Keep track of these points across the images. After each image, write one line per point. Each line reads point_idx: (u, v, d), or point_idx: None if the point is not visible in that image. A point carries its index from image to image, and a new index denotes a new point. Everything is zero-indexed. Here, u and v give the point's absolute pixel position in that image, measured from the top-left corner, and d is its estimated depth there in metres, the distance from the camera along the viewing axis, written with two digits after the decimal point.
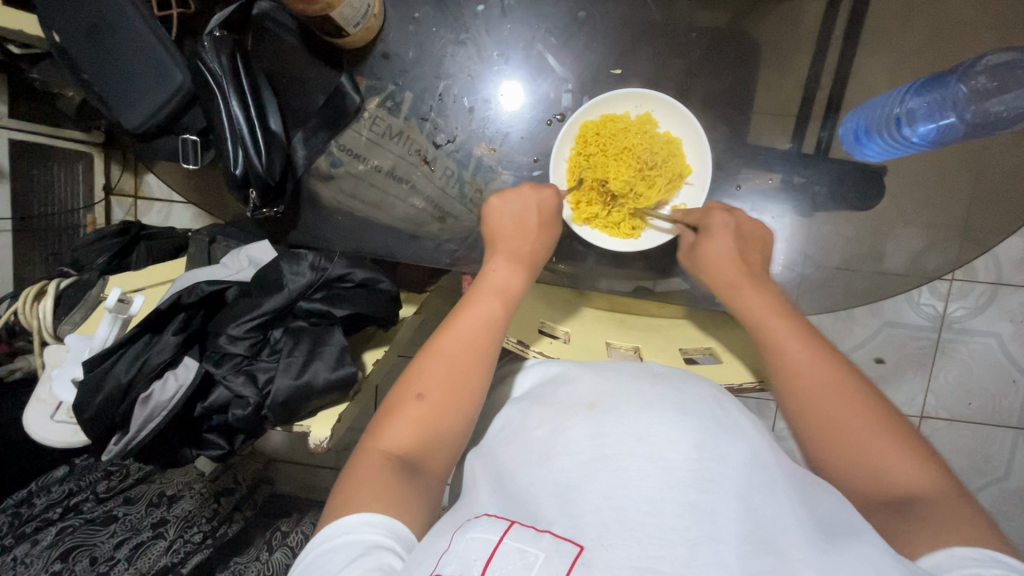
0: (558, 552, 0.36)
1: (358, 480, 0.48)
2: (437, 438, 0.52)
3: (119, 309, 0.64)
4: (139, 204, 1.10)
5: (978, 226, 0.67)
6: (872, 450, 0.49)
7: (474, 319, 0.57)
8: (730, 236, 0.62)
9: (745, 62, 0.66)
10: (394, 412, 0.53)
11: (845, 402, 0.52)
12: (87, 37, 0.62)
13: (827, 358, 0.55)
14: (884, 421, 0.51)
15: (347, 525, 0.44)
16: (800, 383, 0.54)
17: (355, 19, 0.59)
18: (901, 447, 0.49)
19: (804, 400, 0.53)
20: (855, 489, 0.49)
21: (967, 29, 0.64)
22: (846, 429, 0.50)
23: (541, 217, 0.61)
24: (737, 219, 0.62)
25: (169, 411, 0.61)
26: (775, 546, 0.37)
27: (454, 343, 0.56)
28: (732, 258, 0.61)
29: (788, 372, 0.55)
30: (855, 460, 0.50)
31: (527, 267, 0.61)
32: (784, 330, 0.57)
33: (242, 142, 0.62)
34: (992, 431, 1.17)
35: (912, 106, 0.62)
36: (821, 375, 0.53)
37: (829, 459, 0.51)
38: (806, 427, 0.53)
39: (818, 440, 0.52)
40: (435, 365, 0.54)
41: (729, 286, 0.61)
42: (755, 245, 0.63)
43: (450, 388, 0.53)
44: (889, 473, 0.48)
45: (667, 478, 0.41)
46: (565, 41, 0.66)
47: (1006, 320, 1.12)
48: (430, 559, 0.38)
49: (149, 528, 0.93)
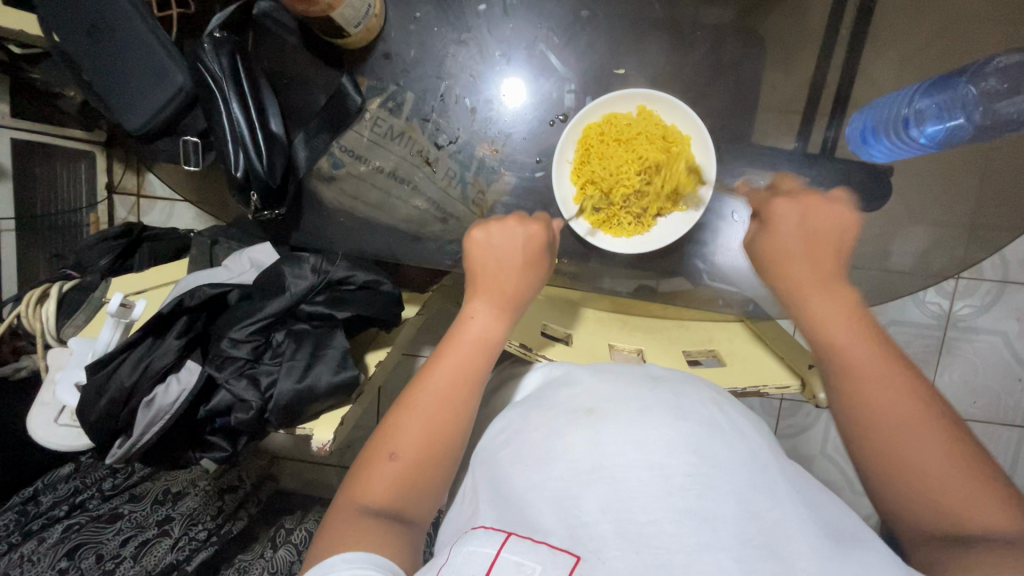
0: (555, 563, 0.36)
1: (338, 528, 0.47)
2: (413, 493, 0.51)
3: (121, 313, 0.65)
4: (141, 202, 1.10)
5: (985, 226, 0.67)
6: (940, 479, 0.45)
7: (451, 371, 0.55)
8: (792, 231, 0.57)
9: (749, 61, 0.65)
10: (370, 466, 0.51)
11: (914, 426, 0.47)
12: (88, 37, 0.61)
13: (898, 376, 0.50)
14: (956, 449, 0.46)
15: (323, 567, 0.43)
16: (871, 400, 0.49)
17: (355, 20, 0.59)
18: (974, 482, 0.45)
19: (868, 419, 0.49)
20: (918, 519, 0.46)
21: (976, 26, 0.64)
22: (913, 456, 0.47)
23: (522, 258, 0.59)
24: (802, 207, 0.57)
25: (172, 414, 0.61)
26: (775, 551, 0.37)
27: (430, 396, 0.54)
28: (801, 255, 0.56)
29: (854, 390, 0.51)
30: (920, 489, 0.46)
31: (508, 312, 0.58)
32: (853, 340, 0.52)
33: (242, 144, 0.62)
34: (996, 429, 1.17)
35: (920, 106, 0.61)
36: (889, 393, 0.49)
37: (892, 483, 0.48)
38: (869, 450, 0.49)
39: (881, 465, 0.48)
40: (409, 419, 0.53)
41: (792, 290, 0.56)
42: (822, 245, 0.56)
43: (426, 445, 0.52)
44: (956, 506, 0.44)
45: (665, 486, 0.40)
46: (568, 39, 0.65)
47: (1013, 318, 1.11)
48: (431, 570, 0.39)
49: (155, 525, 0.94)
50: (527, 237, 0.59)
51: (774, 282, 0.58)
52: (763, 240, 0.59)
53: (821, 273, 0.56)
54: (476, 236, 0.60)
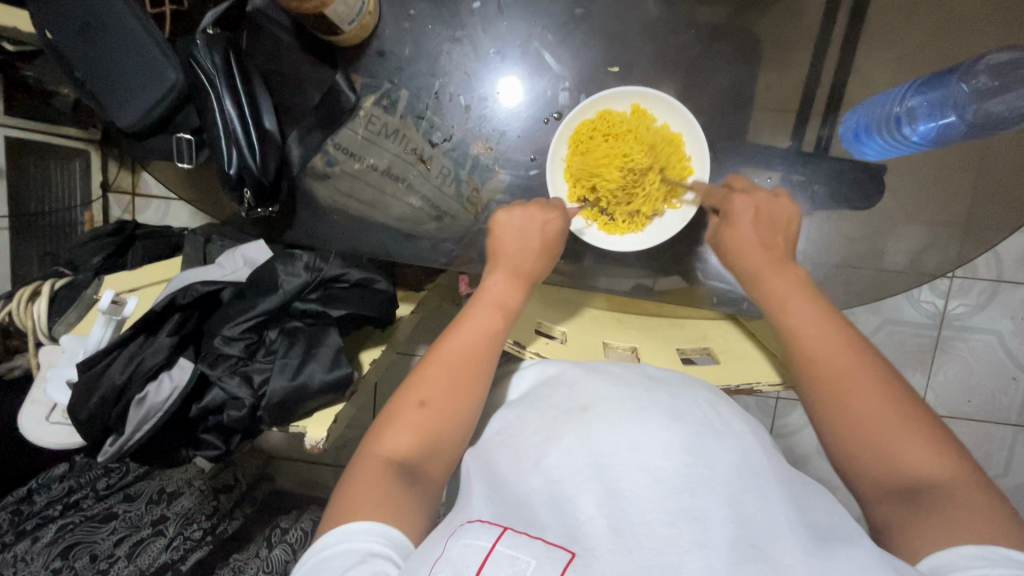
0: (550, 558, 0.36)
1: (358, 487, 0.48)
2: (434, 451, 0.51)
3: (113, 310, 0.63)
4: (137, 201, 1.08)
5: (980, 225, 0.67)
6: (894, 442, 0.47)
7: (474, 331, 0.56)
8: (748, 220, 0.58)
9: (744, 60, 0.65)
10: (394, 417, 0.52)
11: (867, 390, 0.49)
12: (80, 35, 0.61)
13: (850, 343, 0.52)
14: (907, 411, 0.48)
15: (341, 534, 0.45)
16: (823, 369, 0.51)
17: (349, 17, 0.59)
18: (923, 440, 0.47)
19: (823, 386, 0.51)
20: (871, 478, 0.48)
21: (970, 25, 0.64)
22: (868, 419, 0.48)
23: (543, 240, 0.59)
24: (757, 201, 0.58)
25: (164, 411, 0.61)
26: (765, 552, 0.37)
27: (452, 353, 0.55)
28: (754, 243, 0.58)
29: (809, 359, 0.52)
30: (874, 451, 0.48)
31: (526, 283, 0.60)
32: (806, 312, 0.54)
33: (235, 142, 0.61)
34: (991, 427, 1.17)
35: (912, 104, 0.61)
36: (842, 360, 0.51)
37: (843, 447, 0.49)
38: (826, 415, 0.50)
39: (835, 429, 0.50)
40: (433, 374, 0.54)
41: (749, 271, 0.58)
42: (777, 230, 0.59)
43: (451, 400, 0.53)
44: (907, 465, 0.46)
45: (660, 487, 0.40)
46: (562, 38, 0.65)
47: (1007, 317, 1.11)
48: (425, 564, 0.38)
49: (149, 524, 0.93)
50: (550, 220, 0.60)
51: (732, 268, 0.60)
52: (721, 231, 0.60)
53: (775, 258, 0.58)
54: (500, 218, 0.60)
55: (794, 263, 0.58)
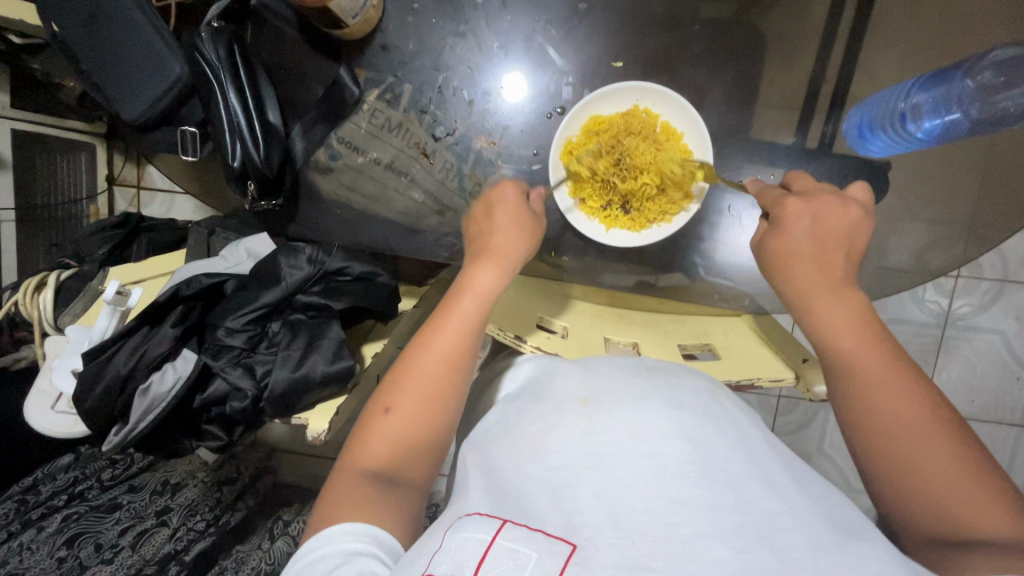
0: (551, 552, 0.36)
1: (335, 493, 0.49)
2: (408, 454, 0.51)
3: (117, 301, 0.64)
4: (141, 194, 1.09)
5: (983, 223, 0.67)
6: (946, 486, 0.45)
7: (453, 331, 0.54)
8: (803, 237, 0.56)
9: (748, 56, 0.65)
10: (368, 427, 0.52)
11: (921, 432, 0.47)
12: (85, 26, 0.62)
13: (907, 384, 0.49)
14: (966, 459, 0.45)
15: (326, 537, 0.45)
16: (873, 406, 0.49)
17: (352, 10, 0.59)
18: (979, 488, 0.44)
19: (873, 424, 0.49)
20: (918, 522, 0.46)
21: (977, 21, 0.63)
22: (917, 461, 0.46)
23: (515, 219, 0.58)
24: (813, 210, 0.56)
25: (168, 402, 0.62)
26: (772, 543, 0.36)
27: (426, 354, 0.53)
28: (807, 258, 0.55)
29: (862, 396, 0.50)
30: (922, 491, 0.46)
31: (506, 266, 0.57)
32: (861, 345, 0.51)
33: (239, 134, 0.62)
34: (994, 428, 1.17)
35: (917, 101, 0.60)
36: (898, 401, 0.48)
37: (897, 488, 0.47)
38: (875, 457, 0.49)
39: (881, 466, 0.48)
40: (405, 376, 0.53)
41: (798, 291, 0.55)
42: (833, 241, 0.55)
43: (423, 404, 0.52)
44: (962, 510, 0.44)
45: (660, 474, 0.41)
46: (566, 33, 0.65)
47: (1011, 317, 1.11)
48: (423, 559, 0.39)
49: (154, 515, 0.94)
50: (510, 205, 0.59)
51: (783, 290, 0.57)
52: (770, 241, 0.58)
53: (831, 277, 0.54)
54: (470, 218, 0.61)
55: (851, 285, 0.54)
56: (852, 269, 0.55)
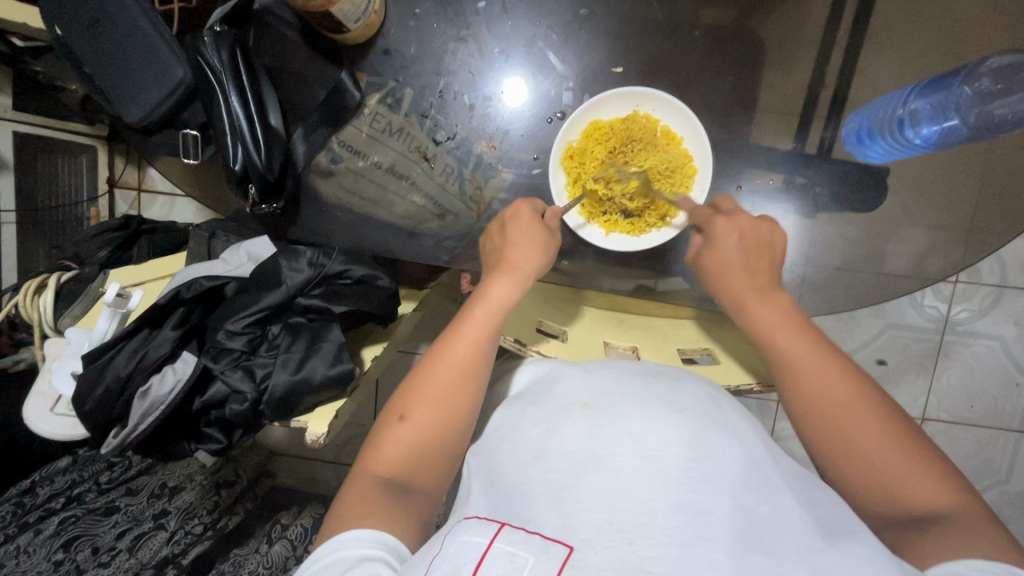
0: (548, 555, 0.36)
1: (348, 499, 0.49)
2: (422, 462, 0.51)
3: (118, 303, 0.64)
4: (142, 196, 1.10)
5: (981, 229, 0.67)
6: (886, 464, 0.47)
7: (467, 342, 0.55)
8: (732, 247, 0.58)
9: (748, 61, 0.65)
10: (381, 434, 0.53)
11: (861, 420, 0.49)
12: (89, 29, 0.62)
13: (839, 368, 0.51)
14: (899, 437, 0.48)
15: (337, 543, 0.45)
16: (810, 389, 0.51)
17: (354, 15, 0.59)
18: (919, 467, 0.47)
19: (817, 415, 0.50)
20: (870, 510, 0.47)
21: (975, 29, 0.64)
22: (857, 441, 0.48)
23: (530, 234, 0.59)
24: (740, 226, 0.59)
25: (167, 405, 0.61)
26: (767, 544, 0.37)
27: (442, 364, 0.54)
28: (738, 269, 0.58)
29: (802, 390, 0.51)
30: (873, 479, 0.47)
31: (521, 278, 0.58)
32: (794, 340, 0.53)
33: (241, 138, 0.62)
34: (993, 434, 1.17)
35: (915, 107, 0.61)
36: (836, 390, 0.50)
37: (842, 468, 0.48)
38: (817, 439, 0.50)
39: (830, 459, 0.49)
40: (421, 385, 0.54)
41: (739, 296, 0.57)
42: (762, 254, 0.58)
43: (437, 412, 0.52)
44: (906, 487, 0.46)
45: (660, 478, 0.41)
46: (566, 38, 0.65)
47: (1010, 323, 1.11)
48: (422, 563, 0.39)
49: (150, 519, 0.94)
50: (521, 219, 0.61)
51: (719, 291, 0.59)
52: (705, 254, 0.60)
53: (760, 284, 0.57)
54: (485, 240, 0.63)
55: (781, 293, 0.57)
56: (776, 277, 0.58)
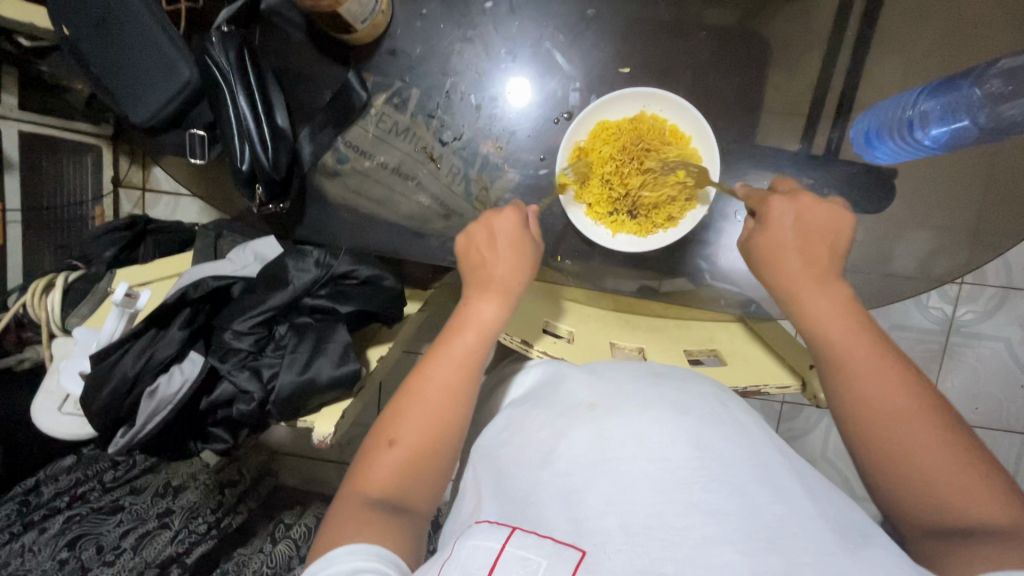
0: (560, 558, 0.37)
1: (341, 519, 0.49)
2: (413, 483, 0.51)
3: (126, 304, 0.64)
4: (146, 196, 1.10)
5: (988, 230, 0.67)
6: (939, 474, 0.46)
7: (451, 363, 0.55)
8: (788, 228, 0.57)
9: (755, 62, 0.65)
10: (371, 458, 0.52)
11: (909, 423, 0.48)
12: (95, 28, 0.62)
13: (896, 375, 0.51)
14: (956, 449, 0.47)
15: (331, 559, 0.45)
16: (865, 394, 0.51)
17: (361, 16, 0.59)
18: (969, 476, 0.45)
19: (865, 418, 0.50)
20: (914, 513, 0.47)
21: (982, 30, 0.63)
22: (908, 448, 0.48)
23: (515, 249, 0.59)
24: (799, 207, 0.57)
25: (176, 403, 0.62)
26: (780, 546, 0.36)
27: (428, 385, 0.54)
28: (793, 253, 0.57)
29: (852, 391, 0.51)
30: (914, 484, 0.47)
31: (506, 296, 0.58)
32: (848, 340, 0.53)
33: (248, 137, 0.62)
34: (998, 436, 1.16)
35: (925, 108, 0.60)
36: (888, 394, 0.50)
37: (889, 476, 0.48)
38: (866, 445, 0.50)
39: (874, 461, 0.49)
40: (408, 407, 0.54)
41: (793, 290, 0.57)
42: (819, 239, 0.57)
43: (425, 434, 0.52)
44: (955, 498, 0.45)
45: (667, 479, 0.41)
46: (573, 39, 0.65)
47: (1015, 324, 1.11)
48: (434, 567, 0.39)
49: (155, 518, 0.94)
50: (508, 235, 0.59)
51: (770, 284, 0.59)
52: (759, 237, 0.59)
53: (816, 271, 0.56)
54: (459, 242, 0.61)
55: (839, 282, 0.56)
56: (835, 263, 0.57)
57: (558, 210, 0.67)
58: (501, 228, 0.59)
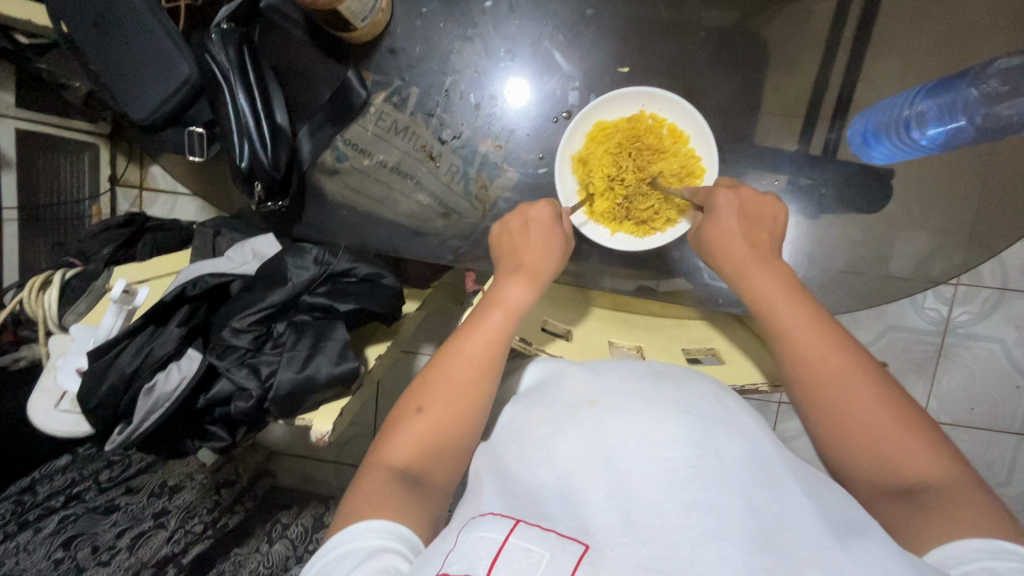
0: (564, 551, 0.36)
1: (363, 490, 0.49)
2: (437, 457, 0.51)
3: (124, 299, 0.65)
4: (144, 195, 1.10)
5: (985, 231, 0.67)
6: (887, 440, 0.47)
7: (481, 340, 0.55)
8: (733, 216, 0.59)
9: (753, 63, 0.65)
10: (395, 429, 0.53)
11: (856, 389, 0.49)
12: (95, 28, 0.62)
13: (837, 344, 0.52)
14: (901, 413, 0.48)
15: (354, 532, 0.45)
16: (812, 363, 0.51)
17: (361, 14, 0.59)
18: (915, 437, 0.47)
19: (813, 386, 0.51)
20: (861, 479, 0.48)
21: (979, 32, 0.64)
22: (857, 416, 0.48)
23: (548, 236, 0.60)
24: (741, 198, 0.60)
25: (172, 402, 0.61)
26: (778, 544, 0.36)
27: (458, 360, 0.54)
28: (740, 236, 0.59)
29: (801, 361, 0.52)
30: (870, 451, 0.48)
31: (537, 278, 0.59)
32: (794, 311, 0.54)
33: (247, 135, 0.62)
34: (993, 436, 1.17)
35: (922, 108, 0.61)
36: (833, 360, 0.51)
37: (839, 446, 0.49)
38: (817, 414, 0.50)
39: (825, 430, 0.50)
40: (436, 381, 0.54)
41: (739, 269, 0.58)
42: (760, 225, 0.60)
43: (451, 409, 0.52)
44: (904, 463, 0.47)
45: (669, 479, 0.41)
46: (572, 38, 0.65)
47: (1011, 325, 1.11)
48: (438, 557, 0.39)
49: (151, 517, 0.94)
50: (541, 223, 0.61)
51: (720, 265, 0.60)
52: (707, 224, 0.60)
53: (761, 253, 0.58)
54: (495, 230, 0.63)
55: (782, 262, 0.58)
56: (777, 248, 0.60)
57: None
58: (536, 217, 0.61)
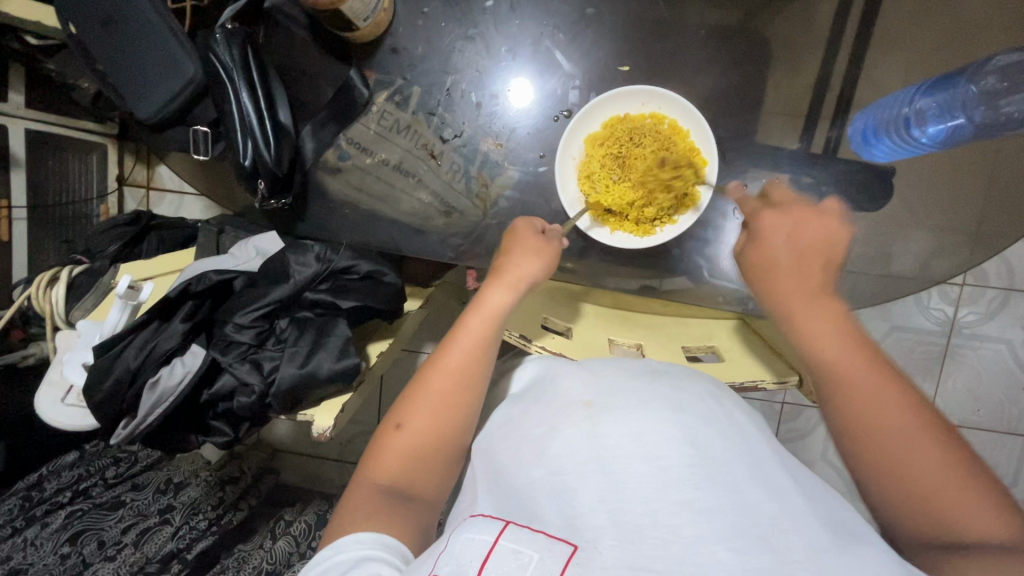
0: (553, 552, 0.36)
1: (349, 504, 0.50)
2: (420, 470, 0.52)
3: (129, 295, 0.65)
4: (151, 195, 1.14)
5: (989, 230, 0.67)
6: (930, 483, 0.45)
7: (461, 349, 0.55)
8: (780, 243, 0.58)
9: (754, 61, 0.66)
10: (380, 443, 0.53)
11: (898, 428, 0.47)
12: (102, 28, 0.63)
13: (879, 378, 0.50)
14: (946, 455, 0.46)
15: (338, 547, 0.46)
16: (853, 399, 0.50)
17: (363, 15, 0.60)
18: (960, 477, 0.45)
19: (856, 423, 0.49)
20: (908, 523, 0.46)
21: (980, 30, 0.64)
22: (899, 455, 0.47)
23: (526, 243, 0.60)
24: (788, 223, 0.58)
25: (177, 395, 0.62)
26: (772, 545, 0.36)
27: (438, 373, 0.54)
28: (785, 260, 0.57)
29: (846, 391, 0.50)
30: (908, 488, 0.46)
31: (517, 285, 0.58)
32: (830, 340, 0.52)
33: (251, 134, 0.63)
34: (1000, 438, 1.16)
35: (921, 106, 0.60)
36: (877, 401, 0.49)
37: (884, 488, 0.47)
38: (858, 452, 0.49)
39: (870, 469, 0.48)
40: (417, 393, 0.54)
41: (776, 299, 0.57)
42: (815, 254, 0.57)
43: (431, 420, 0.53)
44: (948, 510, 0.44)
45: (662, 477, 0.41)
46: (573, 37, 0.65)
47: (1017, 326, 1.11)
48: (430, 560, 0.39)
49: (156, 513, 0.94)
50: (520, 230, 0.61)
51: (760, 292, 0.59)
52: (750, 250, 0.60)
53: (808, 284, 0.56)
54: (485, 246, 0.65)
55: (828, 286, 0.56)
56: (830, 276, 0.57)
57: (558, 207, 0.68)
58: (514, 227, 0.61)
